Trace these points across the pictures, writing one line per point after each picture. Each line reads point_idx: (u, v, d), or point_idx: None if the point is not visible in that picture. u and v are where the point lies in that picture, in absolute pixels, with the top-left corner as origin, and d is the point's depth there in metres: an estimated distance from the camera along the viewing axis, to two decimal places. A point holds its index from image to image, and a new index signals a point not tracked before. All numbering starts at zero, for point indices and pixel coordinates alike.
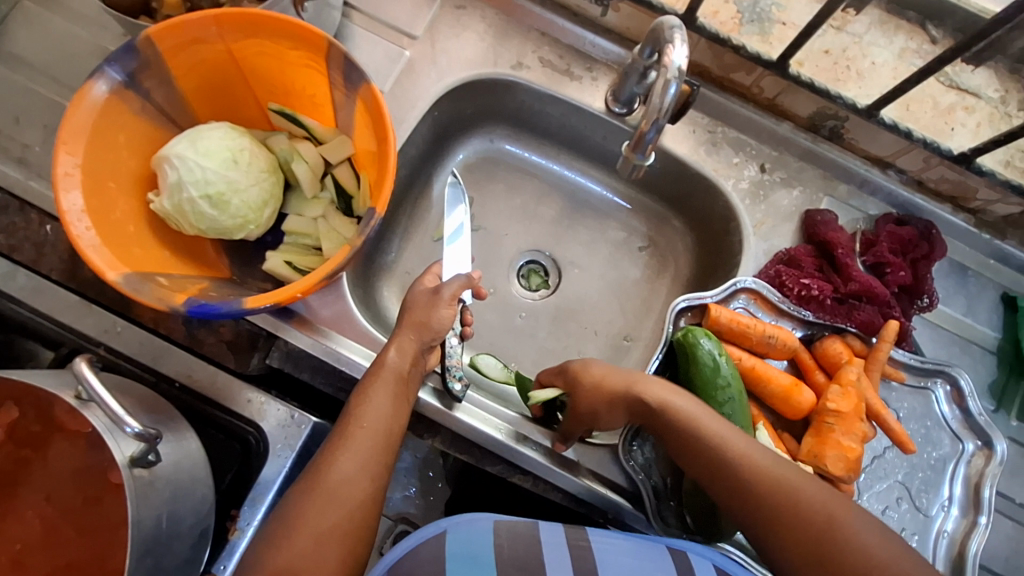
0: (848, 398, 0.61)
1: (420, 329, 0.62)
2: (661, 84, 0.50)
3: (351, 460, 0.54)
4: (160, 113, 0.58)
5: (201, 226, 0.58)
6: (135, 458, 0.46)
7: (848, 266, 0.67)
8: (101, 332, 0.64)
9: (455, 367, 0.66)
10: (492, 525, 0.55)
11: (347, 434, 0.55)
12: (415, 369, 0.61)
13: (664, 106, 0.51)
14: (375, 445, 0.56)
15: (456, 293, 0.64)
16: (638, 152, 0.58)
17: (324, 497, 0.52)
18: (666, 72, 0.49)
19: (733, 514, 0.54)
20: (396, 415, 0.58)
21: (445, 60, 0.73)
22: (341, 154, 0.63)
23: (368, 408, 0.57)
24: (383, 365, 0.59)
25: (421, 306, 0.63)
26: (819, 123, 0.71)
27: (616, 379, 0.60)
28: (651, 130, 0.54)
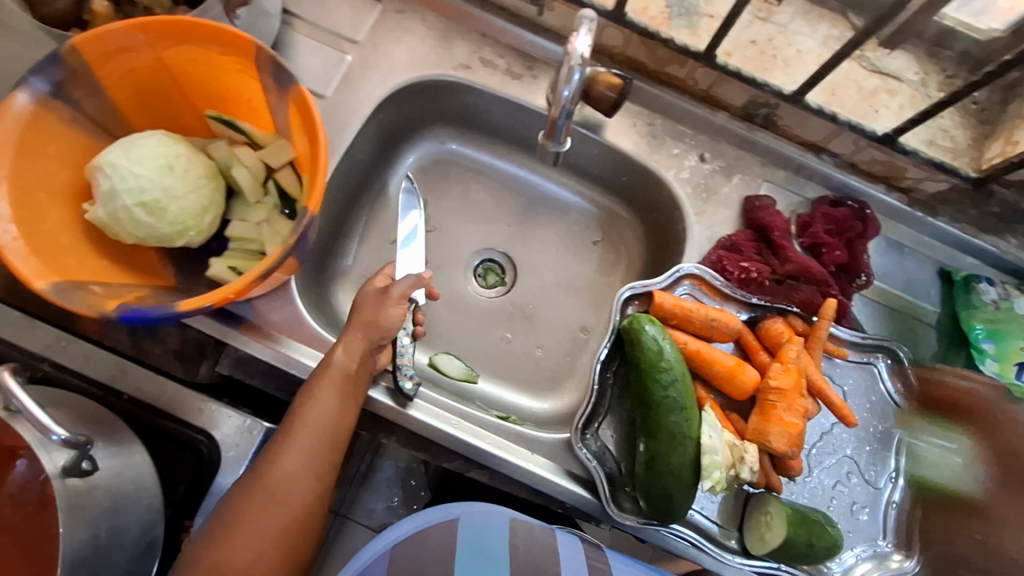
0: (788, 374, 0.63)
1: (368, 329, 0.62)
2: (567, 71, 0.53)
3: (295, 460, 0.55)
4: (92, 123, 0.58)
5: (138, 233, 0.58)
6: (67, 467, 0.46)
7: (785, 248, 0.69)
8: (44, 347, 0.63)
9: (406, 366, 0.66)
10: (509, 524, 0.60)
11: (292, 432, 0.56)
12: (363, 368, 0.61)
13: (571, 94, 0.54)
14: (319, 445, 0.56)
15: (405, 292, 0.65)
16: (553, 140, 0.61)
17: (264, 496, 0.53)
18: (570, 59, 0.52)
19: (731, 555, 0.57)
20: (342, 413, 0.58)
21: (387, 64, 0.74)
22: (282, 158, 0.63)
23: (315, 405, 0.57)
24: (330, 362, 0.59)
25: (369, 305, 0.64)
26: (753, 112, 0.73)
27: None
28: (561, 117, 0.58)
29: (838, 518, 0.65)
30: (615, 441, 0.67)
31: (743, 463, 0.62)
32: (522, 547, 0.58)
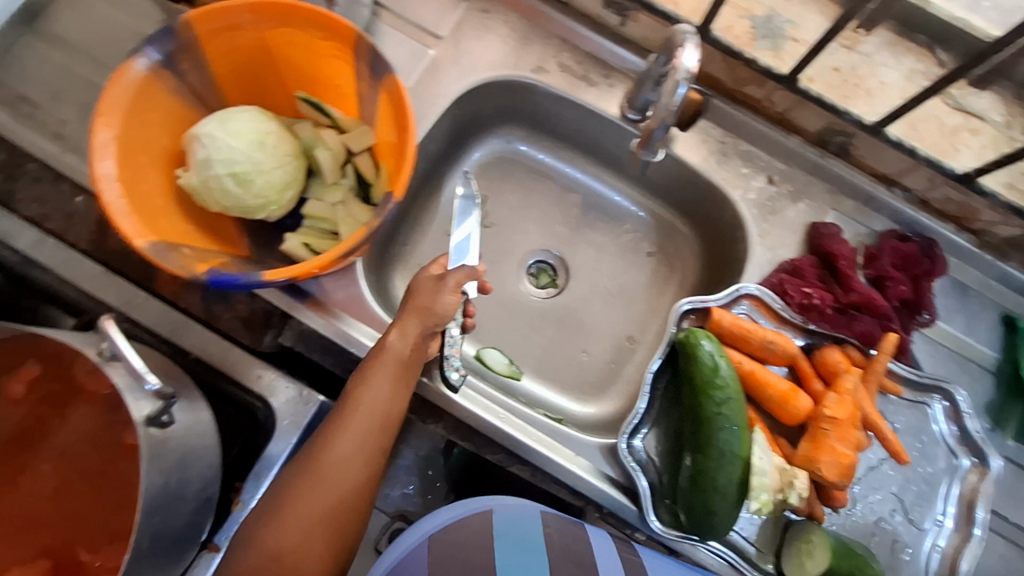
0: (843, 406, 0.63)
1: (424, 314, 0.63)
2: (673, 84, 0.55)
3: (347, 445, 0.56)
4: (193, 95, 0.61)
5: (225, 203, 0.60)
6: (152, 417, 0.48)
7: (849, 277, 0.68)
8: (123, 302, 0.66)
9: (454, 357, 0.67)
10: (540, 515, 0.62)
11: (345, 417, 0.57)
12: (417, 353, 0.62)
13: (672, 105, 0.58)
14: (370, 429, 0.57)
15: (462, 281, 0.65)
16: (647, 148, 0.70)
17: (314, 477, 0.54)
18: (677, 72, 0.54)
19: None
20: (393, 399, 0.59)
21: (467, 61, 0.75)
22: (363, 144, 0.65)
23: (368, 391, 0.58)
24: (385, 347, 0.61)
25: (425, 291, 0.64)
26: (828, 139, 0.73)
27: None
28: (659, 130, 0.64)
29: (879, 555, 0.64)
30: (659, 451, 0.67)
31: (792, 488, 0.61)
32: (556, 537, 0.59)
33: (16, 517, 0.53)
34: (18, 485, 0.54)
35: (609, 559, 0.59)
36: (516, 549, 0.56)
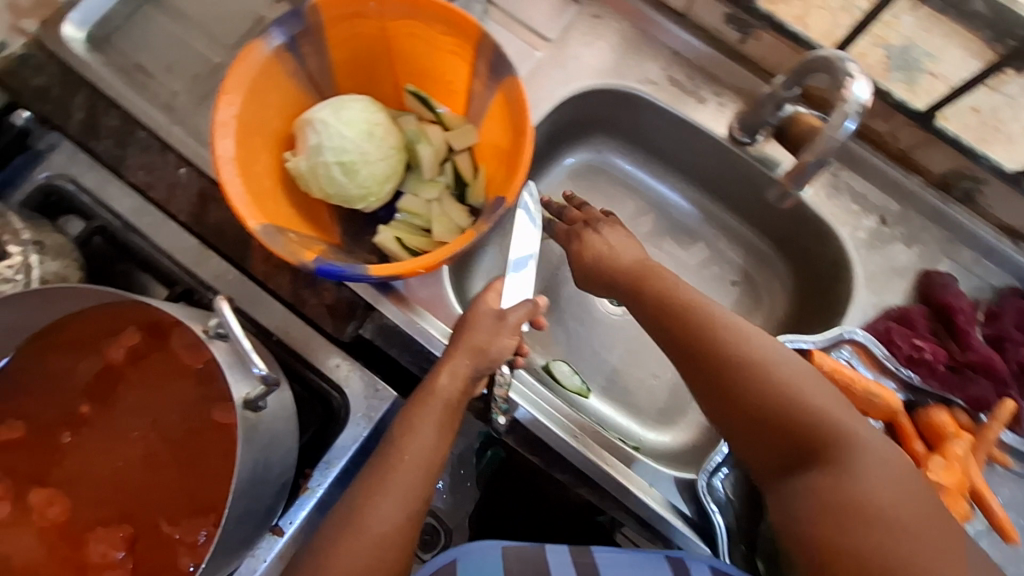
0: (952, 472, 0.59)
1: (477, 355, 0.59)
2: (840, 118, 0.54)
3: (390, 501, 0.53)
4: (309, 79, 0.61)
5: (329, 190, 0.60)
6: (249, 400, 0.47)
7: (968, 335, 0.64)
8: (213, 277, 0.67)
9: (500, 400, 0.64)
10: (502, 553, 0.55)
11: (388, 468, 0.54)
12: (464, 397, 0.59)
13: (840, 137, 0.55)
14: (413, 480, 0.54)
15: (521, 320, 0.61)
16: (795, 183, 0.67)
17: (355, 535, 0.51)
18: (848, 105, 0.53)
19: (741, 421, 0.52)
20: (439, 445, 0.57)
21: (574, 66, 0.73)
22: (466, 143, 0.64)
23: (413, 439, 0.56)
24: (435, 390, 0.58)
25: (482, 329, 0.60)
26: (952, 182, 0.68)
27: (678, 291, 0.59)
28: (812, 166, 0.62)
29: None
30: (737, 494, 0.65)
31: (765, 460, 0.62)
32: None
33: (103, 478, 0.54)
34: (108, 449, 0.55)
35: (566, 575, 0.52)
36: None
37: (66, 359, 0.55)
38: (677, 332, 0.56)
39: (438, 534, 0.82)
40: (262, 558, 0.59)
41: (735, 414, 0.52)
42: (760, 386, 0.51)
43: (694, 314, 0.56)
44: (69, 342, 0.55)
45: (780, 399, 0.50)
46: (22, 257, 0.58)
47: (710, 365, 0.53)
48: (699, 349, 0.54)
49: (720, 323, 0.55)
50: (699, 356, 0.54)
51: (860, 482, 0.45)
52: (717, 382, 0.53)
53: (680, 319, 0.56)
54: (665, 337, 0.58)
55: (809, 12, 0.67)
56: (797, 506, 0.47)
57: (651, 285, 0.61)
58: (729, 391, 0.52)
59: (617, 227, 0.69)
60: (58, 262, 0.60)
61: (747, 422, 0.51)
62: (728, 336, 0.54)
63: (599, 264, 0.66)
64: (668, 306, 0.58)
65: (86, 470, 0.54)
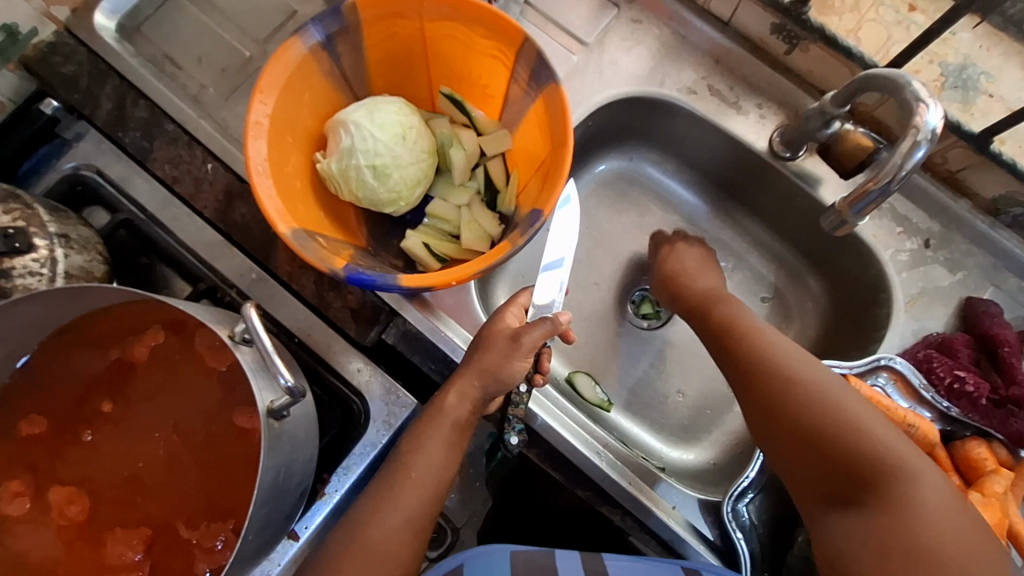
0: (991, 510, 0.56)
1: (485, 376, 0.58)
2: (909, 144, 0.49)
3: (397, 517, 0.53)
4: (342, 77, 0.59)
5: (359, 194, 0.59)
6: (275, 409, 0.45)
7: (1015, 368, 0.61)
8: (236, 275, 0.66)
9: (515, 419, 0.63)
10: (509, 556, 0.55)
11: (396, 484, 0.54)
12: (473, 416, 0.59)
13: (906, 166, 0.49)
14: (421, 498, 0.54)
15: (537, 341, 0.59)
16: (853, 208, 0.54)
17: (361, 552, 0.51)
18: (919, 132, 0.48)
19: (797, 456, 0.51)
20: (447, 464, 0.57)
21: (611, 71, 0.71)
22: (500, 149, 0.63)
23: (422, 456, 0.56)
24: (443, 411, 0.58)
25: (496, 350, 0.58)
26: (1002, 208, 0.66)
27: (743, 320, 0.60)
28: (875, 192, 0.51)
29: None
30: (759, 520, 0.63)
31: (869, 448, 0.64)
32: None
33: (123, 479, 0.53)
34: (128, 448, 0.54)
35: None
36: None
37: (88, 355, 0.54)
38: (737, 358, 0.58)
39: (446, 533, 0.77)
40: (277, 562, 0.58)
41: (787, 441, 0.52)
42: (816, 414, 0.51)
43: (756, 342, 0.57)
44: (92, 338, 0.54)
45: (834, 428, 0.49)
46: (47, 250, 0.57)
47: (766, 391, 0.54)
48: (757, 375, 0.55)
49: (782, 354, 0.55)
50: (757, 381, 0.55)
51: (915, 525, 0.44)
52: (774, 411, 0.53)
53: (742, 346, 0.58)
54: (726, 361, 0.59)
55: (862, 26, 0.65)
56: (845, 540, 0.47)
57: (718, 313, 0.63)
58: (784, 418, 0.52)
59: (693, 244, 0.74)
60: (84, 256, 0.60)
61: (798, 449, 0.51)
62: (787, 364, 0.54)
63: (674, 284, 0.70)
64: (732, 332, 0.60)
65: (107, 468, 0.53)
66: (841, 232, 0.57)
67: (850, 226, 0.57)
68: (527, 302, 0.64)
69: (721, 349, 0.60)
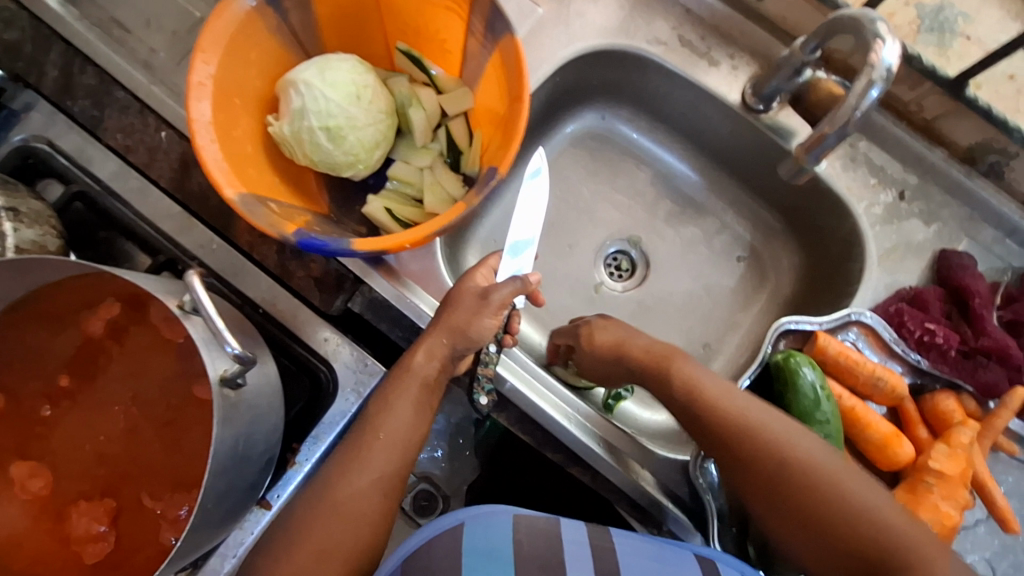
0: (955, 461, 0.57)
1: (455, 334, 0.58)
2: (864, 84, 0.47)
3: (365, 477, 0.53)
4: (292, 35, 0.57)
5: (314, 157, 0.57)
6: (227, 378, 0.45)
7: (984, 319, 0.61)
8: (197, 247, 0.64)
9: (485, 379, 0.62)
10: (512, 519, 0.54)
11: (365, 445, 0.54)
12: (443, 374, 0.59)
13: (860, 108, 0.48)
14: (390, 456, 0.55)
15: (506, 299, 0.58)
16: (810, 154, 0.54)
17: (330, 512, 0.51)
18: (873, 71, 0.46)
19: (803, 535, 0.50)
20: (416, 425, 0.57)
21: (578, 25, 0.68)
22: (460, 107, 0.61)
23: (390, 416, 0.55)
24: (410, 368, 0.57)
25: (463, 308, 0.58)
26: (979, 156, 0.64)
27: (706, 385, 0.56)
28: (833, 134, 0.51)
29: None
30: None
31: None
32: (526, 544, 0.52)
33: (86, 454, 0.53)
34: (90, 422, 0.54)
35: (583, 559, 0.51)
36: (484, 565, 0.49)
37: (46, 333, 0.54)
38: (717, 435, 0.54)
39: (436, 500, 0.78)
40: (250, 530, 0.58)
41: (786, 522, 0.51)
42: (820, 499, 0.49)
43: (737, 417, 0.53)
44: (46, 314, 0.53)
45: (836, 509, 0.49)
46: None
47: (760, 472, 0.52)
48: (747, 457, 0.52)
49: (768, 429, 0.52)
50: (749, 464, 0.52)
51: None
52: (773, 491, 0.51)
53: (720, 420, 0.53)
54: (705, 437, 0.55)
55: None
56: None
57: (679, 378, 0.57)
58: (787, 503, 0.51)
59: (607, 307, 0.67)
60: (35, 230, 0.58)
61: (802, 532, 0.50)
62: (779, 442, 0.52)
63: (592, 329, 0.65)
64: (698, 400, 0.55)
65: (69, 444, 0.53)
66: (802, 178, 0.58)
67: (811, 170, 0.57)
68: (496, 263, 0.63)
69: (691, 416, 0.55)
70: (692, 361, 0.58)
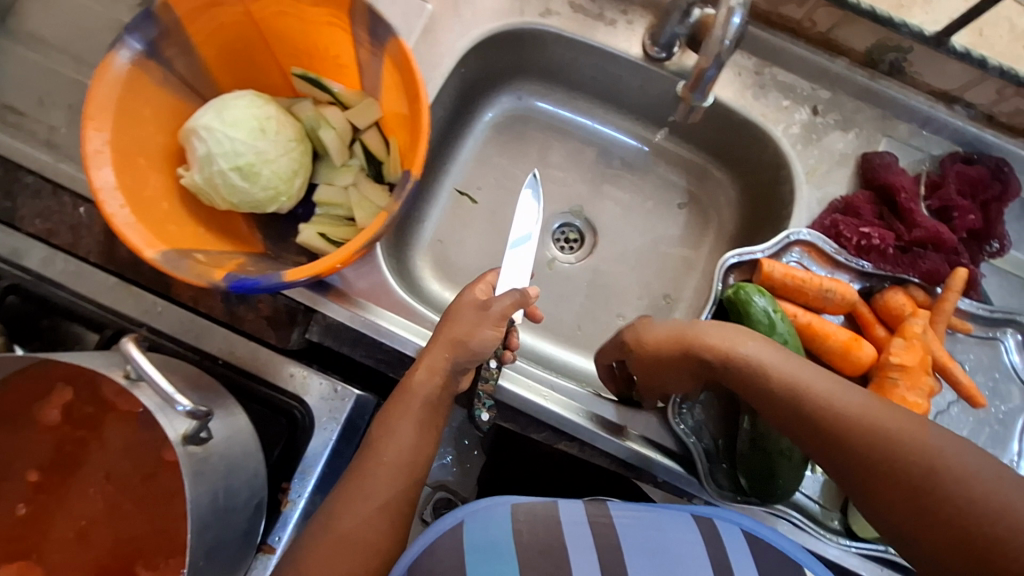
0: (912, 352, 0.59)
1: (457, 347, 0.57)
2: (724, 14, 0.48)
3: (367, 504, 0.53)
4: (182, 83, 0.57)
5: (233, 199, 0.57)
6: (188, 436, 0.45)
7: (913, 212, 0.63)
8: (142, 313, 0.63)
9: (486, 395, 0.62)
10: (510, 510, 0.54)
11: (366, 473, 0.55)
12: (445, 392, 0.59)
13: (726, 39, 0.50)
14: (395, 483, 0.55)
15: (506, 309, 0.59)
16: (696, 92, 0.57)
17: (336, 543, 0.51)
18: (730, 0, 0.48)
19: (897, 515, 0.44)
20: (418, 445, 0.57)
21: (469, 12, 0.68)
22: (369, 118, 0.60)
23: (393, 441, 0.56)
24: (412, 388, 0.57)
25: (465, 319, 0.58)
26: (878, 57, 0.66)
27: (775, 363, 0.50)
28: (711, 67, 0.53)
29: None
30: (711, 415, 0.63)
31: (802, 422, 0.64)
32: (527, 533, 0.52)
33: (68, 538, 0.53)
34: (67, 509, 0.53)
35: (582, 540, 0.52)
36: (487, 558, 0.50)
37: (7, 432, 0.53)
38: (780, 404, 0.49)
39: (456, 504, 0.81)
40: None
41: (910, 522, 0.43)
42: (910, 470, 0.43)
43: (809, 392, 0.48)
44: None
45: (975, 508, 0.40)
46: None
47: (833, 436, 0.46)
48: (850, 447, 0.45)
49: (872, 415, 0.46)
50: (844, 449, 0.46)
51: None
52: (856, 463, 0.45)
53: (790, 393, 0.48)
54: (776, 412, 0.49)
55: None
56: None
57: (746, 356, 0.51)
58: (874, 478, 0.44)
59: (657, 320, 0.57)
60: None
61: (903, 514, 0.43)
62: (889, 429, 0.45)
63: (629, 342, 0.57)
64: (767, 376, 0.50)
65: (52, 535, 0.53)
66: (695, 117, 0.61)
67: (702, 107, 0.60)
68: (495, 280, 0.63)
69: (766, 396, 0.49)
70: (766, 342, 0.51)
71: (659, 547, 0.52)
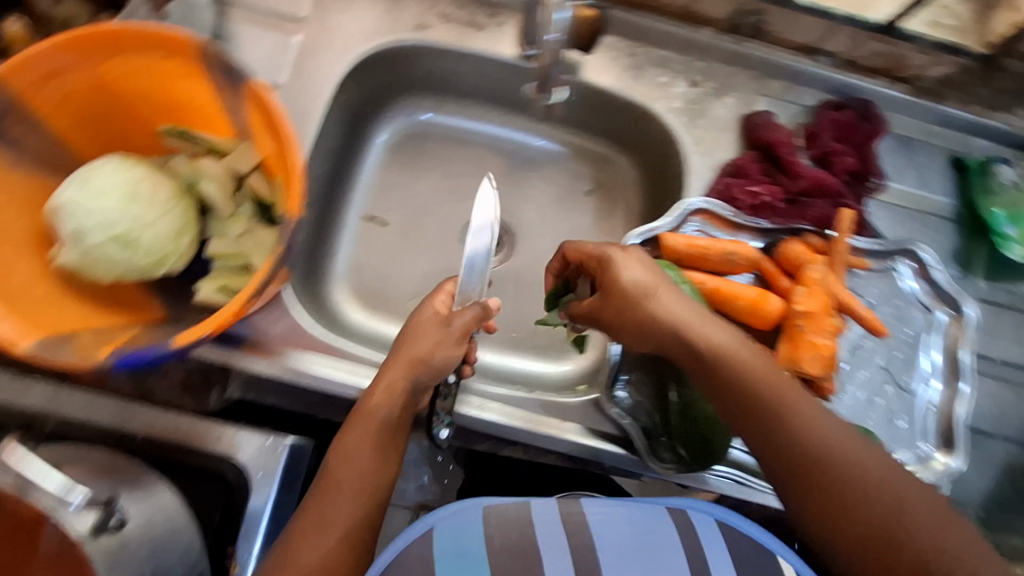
0: (814, 297, 0.61)
1: (417, 366, 0.55)
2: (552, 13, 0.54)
3: (324, 536, 0.49)
4: (38, 159, 0.54)
5: (116, 271, 0.54)
6: (97, 527, 0.45)
7: (795, 164, 0.65)
8: (44, 402, 0.60)
9: (444, 412, 0.61)
10: (481, 514, 0.54)
11: (323, 501, 0.51)
12: (407, 413, 0.56)
13: (558, 33, 0.56)
14: (354, 508, 0.51)
15: (470, 325, 0.58)
16: (545, 91, 0.65)
17: None
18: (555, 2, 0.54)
19: (788, 477, 0.46)
20: (379, 470, 0.53)
21: (339, 38, 0.67)
22: (248, 161, 0.58)
23: (349, 466, 0.52)
24: (369, 412, 0.54)
25: (426, 337, 0.57)
26: (739, 22, 0.68)
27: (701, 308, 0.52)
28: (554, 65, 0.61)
29: (879, 432, 0.61)
30: (645, 394, 0.64)
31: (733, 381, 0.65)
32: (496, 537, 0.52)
33: None
34: None
35: (551, 538, 0.52)
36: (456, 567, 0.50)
37: None
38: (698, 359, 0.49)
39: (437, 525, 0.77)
40: None
41: (792, 483, 0.46)
42: (804, 437, 0.46)
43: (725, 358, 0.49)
44: None
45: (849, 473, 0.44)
46: None
47: (742, 402, 0.48)
48: (756, 413, 0.47)
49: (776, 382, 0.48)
50: (752, 417, 0.47)
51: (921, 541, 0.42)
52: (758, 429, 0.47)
53: (707, 353, 0.49)
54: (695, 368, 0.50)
55: None
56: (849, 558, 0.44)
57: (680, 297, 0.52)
58: (773, 442, 0.47)
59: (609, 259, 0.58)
60: None
61: (793, 474, 0.46)
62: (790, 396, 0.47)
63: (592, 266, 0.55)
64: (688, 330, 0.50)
65: None
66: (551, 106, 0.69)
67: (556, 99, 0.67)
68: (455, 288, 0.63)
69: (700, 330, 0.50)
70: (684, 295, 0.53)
71: (635, 543, 0.52)
